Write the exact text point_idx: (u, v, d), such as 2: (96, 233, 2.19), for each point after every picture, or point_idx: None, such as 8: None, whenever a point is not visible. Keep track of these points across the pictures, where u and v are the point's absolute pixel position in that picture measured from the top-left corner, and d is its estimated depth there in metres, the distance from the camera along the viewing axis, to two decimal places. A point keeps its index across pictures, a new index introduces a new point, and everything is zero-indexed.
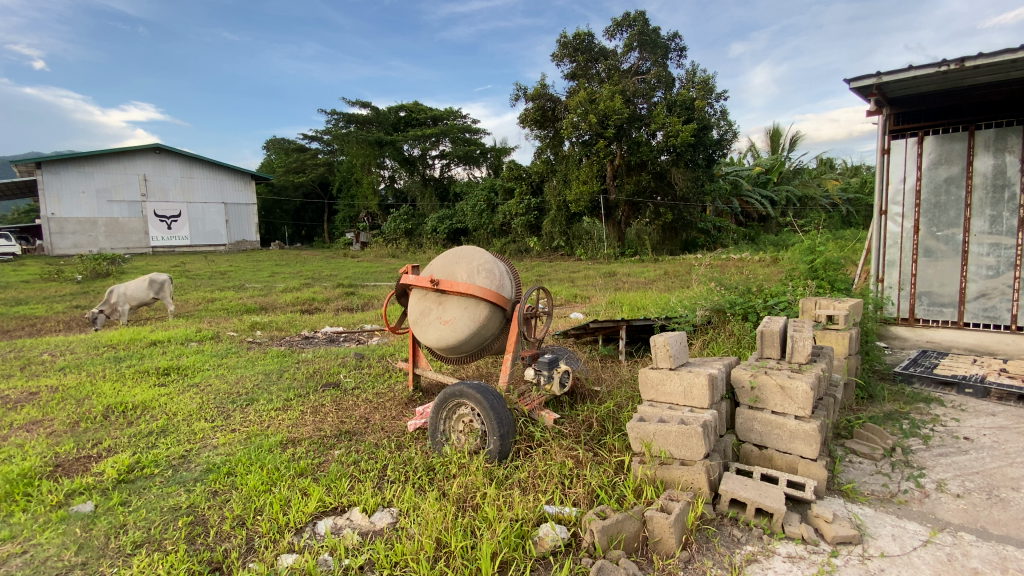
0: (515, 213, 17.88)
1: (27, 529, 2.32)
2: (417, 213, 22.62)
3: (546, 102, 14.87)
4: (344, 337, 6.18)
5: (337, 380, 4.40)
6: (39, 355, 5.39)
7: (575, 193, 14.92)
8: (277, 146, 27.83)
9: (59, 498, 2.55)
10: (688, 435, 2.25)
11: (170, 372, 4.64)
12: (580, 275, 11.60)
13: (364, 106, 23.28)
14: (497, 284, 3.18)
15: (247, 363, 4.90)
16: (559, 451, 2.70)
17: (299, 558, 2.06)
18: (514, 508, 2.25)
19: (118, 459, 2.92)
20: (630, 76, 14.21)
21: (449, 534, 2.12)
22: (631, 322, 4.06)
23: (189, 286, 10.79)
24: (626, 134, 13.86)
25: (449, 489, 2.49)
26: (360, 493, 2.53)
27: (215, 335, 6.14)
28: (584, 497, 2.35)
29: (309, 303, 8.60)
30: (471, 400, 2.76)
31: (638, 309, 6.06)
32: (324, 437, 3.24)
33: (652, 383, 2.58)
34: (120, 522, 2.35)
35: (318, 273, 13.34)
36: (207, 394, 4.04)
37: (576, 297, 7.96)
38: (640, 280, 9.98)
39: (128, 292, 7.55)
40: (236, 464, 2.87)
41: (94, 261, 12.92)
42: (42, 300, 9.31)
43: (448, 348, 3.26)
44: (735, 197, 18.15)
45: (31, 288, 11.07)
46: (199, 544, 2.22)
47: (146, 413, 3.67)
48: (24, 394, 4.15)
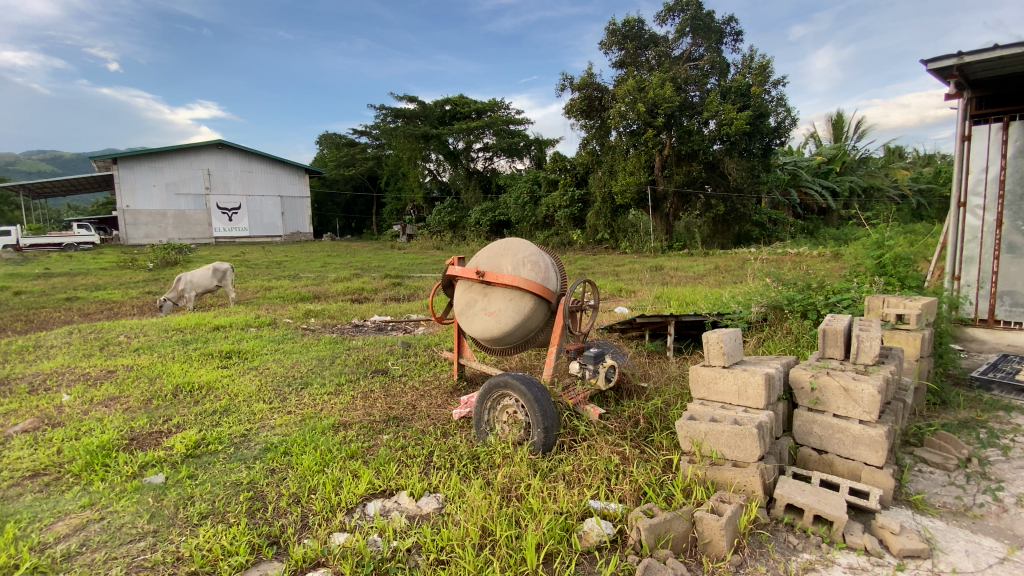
0: (559, 205, 17.73)
1: (105, 497, 2.52)
2: (461, 206, 22.84)
3: (593, 92, 14.65)
4: (391, 326, 6.34)
5: (385, 367, 4.53)
6: (116, 336, 5.84)
7: (621, 184, 14.68)
8: (328, 142, 28.77)
9: (134, 469, 2.76)
10: (742, 435, 2.16)
11: (231, 355, 4.93)
12: (625, 268, 11.40)
13: (411, 100, 23.64)
14: (542, 276, 3.15)
15: (302, 349, 5.12)
16: (604, 446, 2.66)
17: (351, 537, 2.14)
18: (559, 500, 2.24)
19: (186, 435, 3.12)
20: (682, 62, 13.76)
21: (495, 523, 2.13)
22: (681, 317, 3.93)
23: (249, 275, 11.39)
24: (677, 123, 13.45)
25: (493, 478, 2.50)
26: (406, 478, 2.59)
27: (272, 322, 6.45)
28: (630, 494, 2.30)
29: (358, 292, 8.87)
30: (515, 391, 2.76)
31: (687, 304, 5.89)
32: (373, 422, 3.34)
33: (703, 381, 2.50)
34: (188, 494, 2.52)
35: (367, 265, 13.74)
36: (266, 377, 4.27)
37: (622, 291, 7.83)
38: (688, 274, 9.69)
39: (194, 279, 8.02)
40: (292, 444, 3.00)
41: (164, 251, 13.87)
42: (118, 286, 10.08)
43: (493, 339, 3.26)
44: (793, 188, 17.25)
45: (110, 274, 12.03)
46: (258, 518, 2.34)
47: (211, 393, 3.92)
48: (103, 371, 4.52)
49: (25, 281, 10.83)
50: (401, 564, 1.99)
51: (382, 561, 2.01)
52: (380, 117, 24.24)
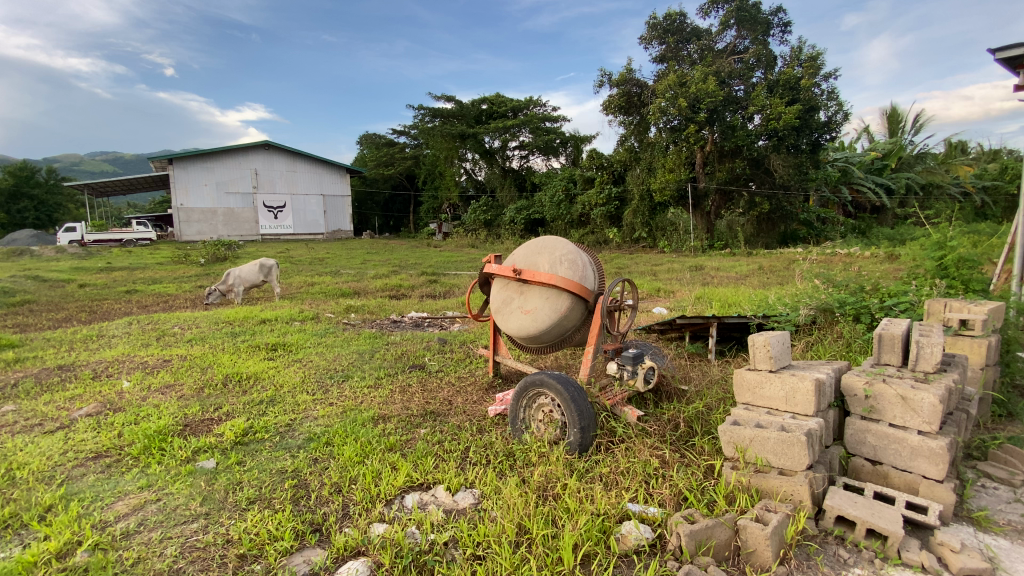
0: (595, 203, 17.55)
1: (161, 480, 2.66)
2: (496, 204, 22.93)
3: (632, 87, 14.43)
4: (428, 322, 6.44)
5: (422, 363, 4.60)
6: (172, 328, 6.17)
7: (660, 181, 14.43)
8: (368, 142, 29.46)
9: (188, 454, 2.91)
10: (789, 443, 2.08)
11: (277, 347, 5.12)
12: (664, 268, 11.17)
13: (449, 100, 23.91)
14: (580, 275, 3.12)
15: (343, 343, 5.27)
16: (643, 449, 2.61)
17: (389, 529, 2.18)
18: (596, 502, 2.21)
19: (235, 424, 3.26)
20: (726, 56, 13.38)
21: (531, 521, 2.13)
22: (724, 319, 3.81)
23: (293, 271, 11.81)
24: (721, 118, 13.05)
25: (529, 476, 2.49)
26: (443, 472, 2.62)
27: (314, 316, 6.67)
28: (670, 499, 2.25)
29: (395, 289, 9.05)
30: (551, 390, 2.74)
31: (729, 305, 5.71)
32: (411, 416, 3.40)
33: (748, 386, 2.43)
34: (236, 479, 2.64)
35: (404, 262, 14.00)
36: (309, 369, 4.41)
37: (660, 290, 7.68)
38: (730, 274, 9.41)
39: (243, 274, 8.38)
40: (334, 435, 3.09)
41: (215, 247, 14.57)
42: (173, 280, 10.65)
43: (529, 338, 3.24)
44: (844, 185, 16.49)
45: (165, 269, 12.73)
46: (302, 506, 2.42)
47: (258, 383, 4.09)
48: (160, 360, 4.78)
49: (90, 274, 11.59)
50: (438, 557, 2.01)
51: (419, 553, 2.04)
52: (419, 117, 24.65)
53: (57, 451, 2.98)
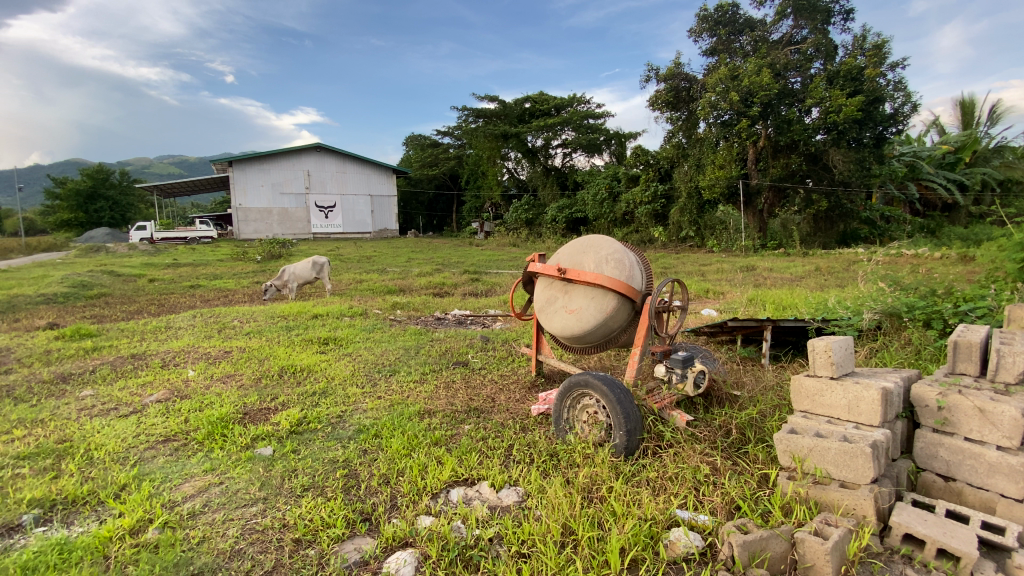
0: (640, 201, 17.21)
1: (224, 464, 2.83)
2: (539, 203, 22.88)
3: (681, 82, 14.10)
4: (471, 320, 6.52)
5: (465, 360, 4.67)
6: (232, 321, 6.53)
7: (709, 178, 13.98)
8: (413, 143, 30.11)
9: (248, 440, 3.07)
10: (852, 454, 1.97)
11: (328, 341, 5.33)
12: (713, 268, 10.82)
13: (492, 100, 24.10)
14: (626, 275, 3.06)
15: (390, 339, 5.42)
16: (692, 455, 2.54)
17: (436, 522, 2.22)
18: (644, 506, 2.18)
19: (290, 414, 3.41)
20: (781, 47, 12.84)
21: (576, 522, 2.12)
22: (778, 322, 3.65)
23: (342, 268, 12.24)
24: (775, 111, 12.52)
25: (574, 477, 2.48)
26: (487, 469, 2.65)
27: (363, 312, 6.88)
28: (721, 507, 2.18)
29: (439, 287, 9.22)
30: (596, 391, 2.70)
31: (784, 308, 5.47)
32: (455, 412, 3.45)
33: (808, 393, 2.34)
34: (291, 467, 2.76)
35: (447, 260, 14.23)
36: (358, 363, 4.56)
37: (709, 291, 7.45)
38: (785, 276, 9.01)
39: (297, 272, 8.77)
40: (382, 428, 3.19)
41: (270, 245, 15.31)
42: (232, 276, 11.26)
43: (573, 338, 3.22)
44: (911, 182, 15.48)
45: (226, 265, 13.49)
46: (353, 495, 2.51)
47: (311, 375, 4.26)
48: (221, 351, 5.07)
49: (158, 270, 12.42)
50: (483, 552, 2.03)
51: (465, 548, 2.07)
52: (463, 117, 24.97)
53: (130, 434, 3.22)
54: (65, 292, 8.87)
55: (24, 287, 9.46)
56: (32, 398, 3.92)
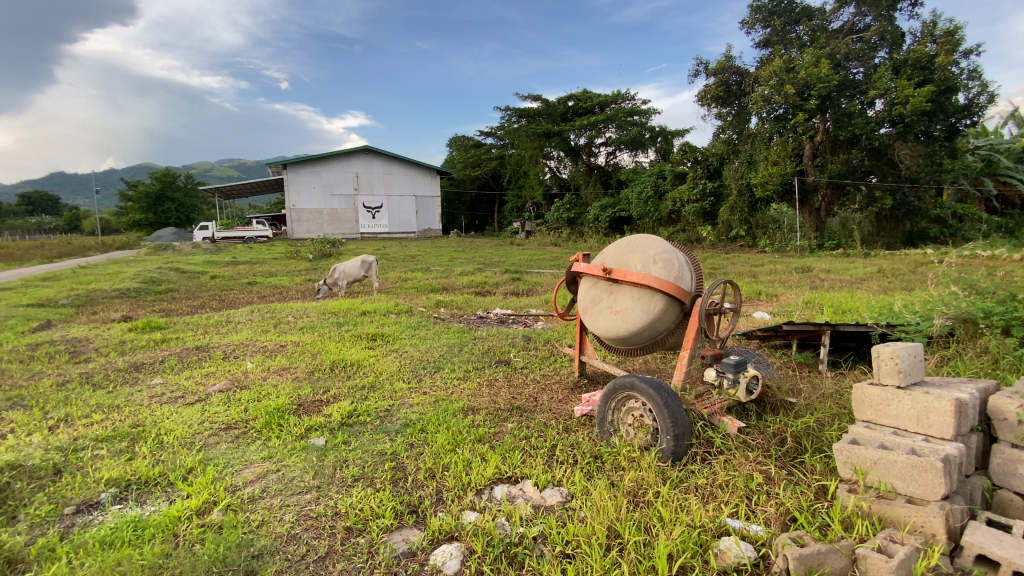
0: (686, 199, 16.77)
1: (281, 452, 2.98)
2: (581, 202, 22.69)
3: (732, 76, 13.64)
4: (513, 319, 6.56)
5: (508, 358, 4.69)
6: (287, 316, 6.85)
7: (762, 175, 13.42)
8: (457, 143, 30.53)
9: (302, 431, 3.22)
10: (921, 468, 1.86)
11: (376, 337, 5.50)
12: (765, 269, 10.40)
13: (535, 99, 24.10)
14: (675, 276, 2.99)
15: (434, 336, 5.53)
16: (744, 463, 2.47)
17: (480, 518, 2.25)
18: (692, 513, 2.13)
19: (341, 406, 3.55)
20: (842, 36, 12.19)
21: (622, 526, 2.09)
22: (838, 327, 3.46)
23: (388, 267, 12.60)
24: (835, 104, 11.90)
25: (619, 480, 2.45)
26: (531, 467, 2.66)
27: (408, 310, 7.06)
28: (775, 517, 2.10)
29: (481, 285, 9.32)
30: (642, 394, 2.64)
31: (843, 312, 5.19)
32: (498, 410, 3.48)
33: (871, 403, 2.22)
34: (343, 457, 2.87)
35: (489, 260, 14.36)
36: (404, 359, 4.68)
37: (761, 293, 7.17)
38: (844, 277, 8.55)
39: (346, 270, 9.09)
40: (427, 423, 3.26)
41: (321, 245, 15.94)
42: (286, 274, 11.79)
43: (619, 339, 3.17)
44: (988, 177, 14.36)
45: (280, 263, 14.13)
46: (400, 487, 2.58)
47: (360, 370, 4.42)
48: (277, 345, 5.33)
49: (220, 267, 13.16)
50: (528, 551, 2.04)
51: (509, 544, 2.09)
52: (506, 117, 25.10)
53: (196, 421, 3.44)
54: (138, 287, 9.56)
55: (102, 282, 10.26)
56: (109, 385, 4.26)
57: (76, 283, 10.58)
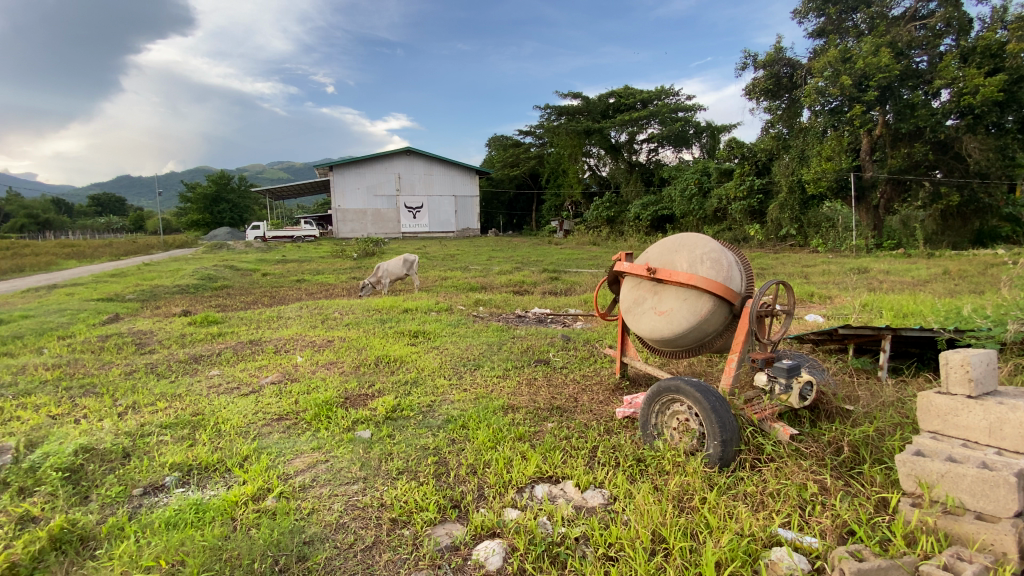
0: (733, 196, 16.24)
1: (329, 443, 3.09)
2: (621, 200, 22.34)
3: (782, 68, 13.09)
4: (551, 319, 6.54)
5: (547, 358, 4.69)
6: (333, 313, 7.08)
7: (814, 171, 12.82)
8: (496, 143, 30.70)
9: (349, 423, 3.33)
10: (992, 483, 1.74)
11: (417, 334, 5.61)
12: (818, 269, 9.92)
13: (575, 97, 23.93)
14: (724, 276, 2.91)
15: (474, 334, 5.59)
16: (797, 471, 2.37)
17: (522, 515, 2.27)
18: (742, 521, 2.06)
19: (385, 400, 3.64)
20: (904, 23, 11.45)
21: (667, 531, 2.06)
22: (899, 331, 3.27)
23: (428, 266, 12.81)
24: (895, 95, 11.26)
25: (663, 484, 2.41)
26: (572, 468, 2.65)
27: (449, 308, 7.16)
28: (831, 529, 2.01)
29: (520, 284, 9.34)
30: (687, 397, 2.57)
31: (905, 315, 4.89)
32: (538, 409, 3.48)
33: (938, 413, 2.09)
34: (388, 450, 2.95)
35: (527, 259, 14.36)
36: (445, 356, 4.76)
37: (813, 295, 6.85)
38: (905, 279, 8.06)
39: (389, 269, 9.30)
40: (469, 419, 3.31)
41: (365, 244, 16.40)
42: (332, 272, 12.19)
43: (663, 341, 3.10)
44: None
45: (325, 262, 14.63)
46: (443, 481, 2.63)
47: (403, 365, 4.52)
48: (324, 340, 5.53)
49: (270, 265, 13.75)
50: (570, 551, 2.04)
51: (552, 544, 2.09)
52: (545, 116, 25.03)
53: (250, 411, 3.61)
54: (196, 284, 10.13)
55: (164, 279, 10.92)
56: (171, 375, 4.54)
57: (141, 279, 11.30)
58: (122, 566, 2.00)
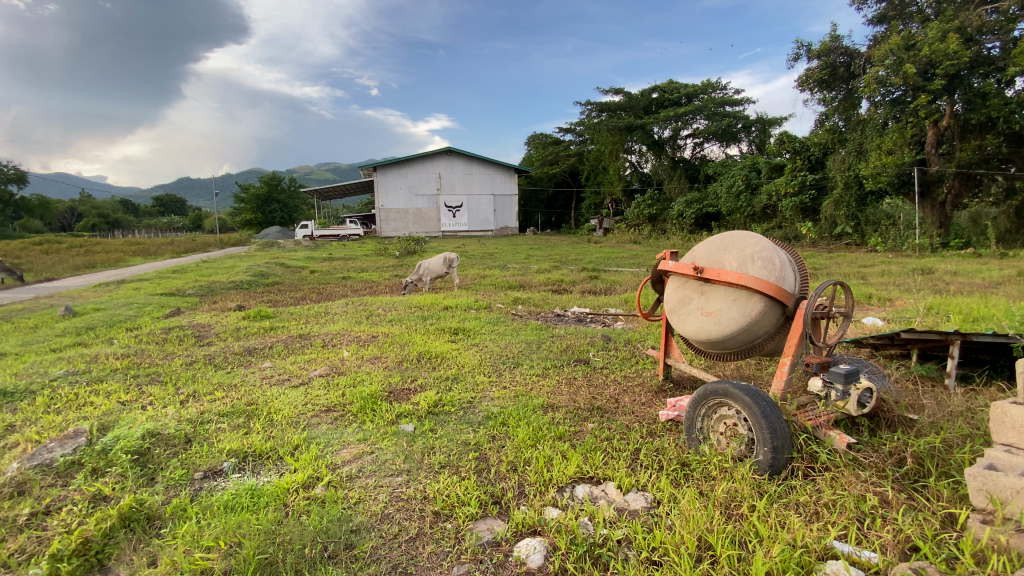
0: (783, 193, 15.61)
1: (374, 435, 3.18)
2: (664, 197, 21.87)
3: (838, 58, 12.40)
4: (591, 318, 6.48)
5: (587, 358, 4.65)
6: (377, 309, 7.29)
7: (873, 166, 12.12)
8: (535, 141, 30.67)
9: (393, 417, 3.42)
10: None
11: (458, 331, 5.69)
12: (876, 270, 9.39)
13: (617, 93, 23.55)
14: (776, 276, 2.80)
15: (513, 332, 5.62)
16: (855, 482, 2.26)
17: (563, 515, 2.26)
18: (794, 531, 1.98)
19: (427, 395, 3.72)
20: (975, 6, 10.61)
21: (715, 538, 2.00)
22: (969, 337, 3.04)
23: (467, 264, 12.97)
24: (965, 83, 10.50)
25: (710, 490, 2.34)
26: (613, 469, 2.62)
27: (488, 306, 7.22)
28: (892, 544, 1.90)
29: (558, 283, 9.30)
30: (736, 402, 2.49)
31: (977, 319, 4.55)
32: (578, 409, 3.46)
33: (1014, 424, 1.95)
34: (430, 444, 3.01)
35: (566, 257, 14.28)
36: (485, 353, 4.80)
37: (872, 297, 6.48)
38: (976, 280, 7.49)
39: (430, 267, 9.45)
40: (508, 416, 3.33)
41: (407, 242, 16.77)
42: (375, 269, 12.55)
43: (710, 342, 3.02)
44: None
45: (369, 260, 15.05)
46: (484, 477, 2.66)
47: (444, 362, 4.60)
48: (368, 336, 5.70)
49: (317, 263, 14.28)
50: (612, 553, 2.02)
51: (593, 544, 2.07)
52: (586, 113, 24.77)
53: (300, 402, 3.77)
54: (249, 280, 10.65)
55: (221, 275, 11.54)
56: (228, 366, 4.79)
57: (200, 275, 11.98)
58: (185, 544, 2.13)
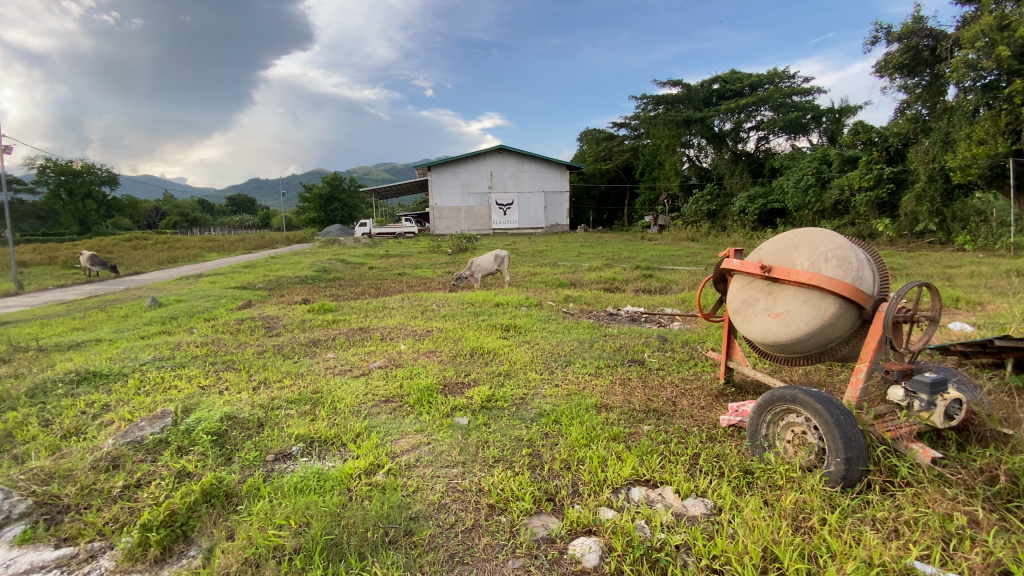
0: (856, 186, 14.58)
1: (431, 427, 3.28)
2: (724, 193, 21.02)
3: (922, 40, 11.39)
4: (645, 318, 6.35)
5: (641, 358, 4.56)
6: (431, 305, 7.49)
7: (962, 157, 11.08)
8: (589, 138, 30.31)
9: (448, 410, 3.50)
10: None
11: (509, 328, 5.75)
12: (963, 270, 8.60)
13: (674, 86, 22.85)
14: (853, 276, 2.62)
15: (565, 330, 5.60)
16: (940, 500, 2.08)
17: (618, 516, 2.24)
18: (870, 549, 1.86)
19: (481, 391, 3.77)
20: None
21: (782, 550, 1.91)
22: None
23: (518, 261, 13.02)
24: None
25: (775, 500, 2.24)
26: (671, 473, 2.57)
27: (539, 303, 7.23)
28: (983, 569, 1.74)
29: (610, 282, 9.16)
30: (806, 408, 2.37)
31: None
32: (633, 410, 3.40)
33: None
34: (484, 438, 3.07)
35: (618, 255, 14.03)
36: (536, 351, 4.82)
37: (960, 300, 5.92)
38: None
39: (481, 264, 9.58)
40: (561, 415, 3.33)
41: (459, 240, 17.09)
42: (429, 266, 12.87)
43: (778, 346, 2.87)
44: None
45: (423, 256, 15.44)
46: (538, 473, 2.68)
47: (496, 358, 4.66)
48: (423, 330, 5.87)
49: (375, 259, 14.82)
50: (670, 558, 1.98)
51: (650, 548, 2.03)
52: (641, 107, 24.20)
53: (361, 392, 3.94)
54: (313, 275, 11.22)
55: (287, 270, 12.25)
56: (294, 357, 5.09)
57: (268, 270, 12.73)
58: (259, 521, 2.30)
